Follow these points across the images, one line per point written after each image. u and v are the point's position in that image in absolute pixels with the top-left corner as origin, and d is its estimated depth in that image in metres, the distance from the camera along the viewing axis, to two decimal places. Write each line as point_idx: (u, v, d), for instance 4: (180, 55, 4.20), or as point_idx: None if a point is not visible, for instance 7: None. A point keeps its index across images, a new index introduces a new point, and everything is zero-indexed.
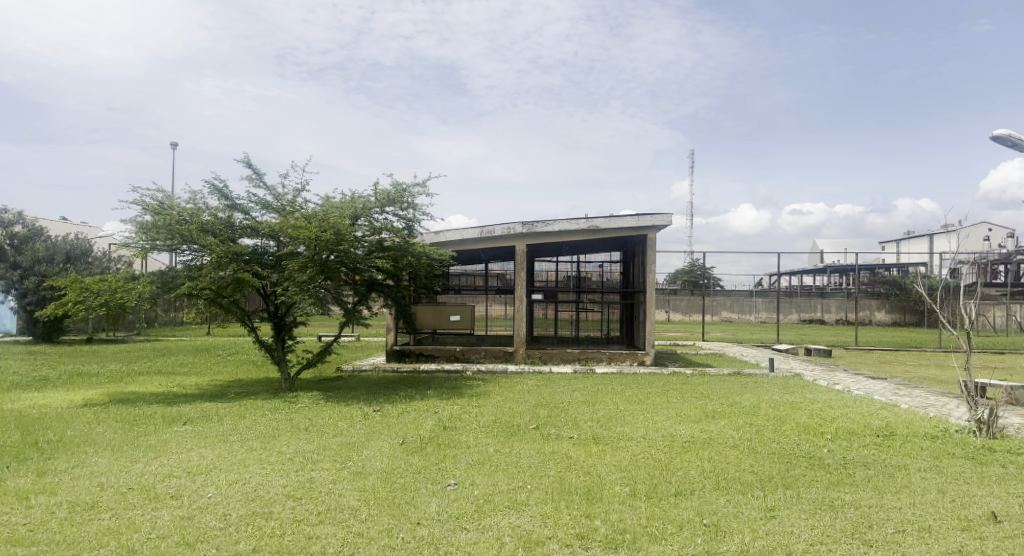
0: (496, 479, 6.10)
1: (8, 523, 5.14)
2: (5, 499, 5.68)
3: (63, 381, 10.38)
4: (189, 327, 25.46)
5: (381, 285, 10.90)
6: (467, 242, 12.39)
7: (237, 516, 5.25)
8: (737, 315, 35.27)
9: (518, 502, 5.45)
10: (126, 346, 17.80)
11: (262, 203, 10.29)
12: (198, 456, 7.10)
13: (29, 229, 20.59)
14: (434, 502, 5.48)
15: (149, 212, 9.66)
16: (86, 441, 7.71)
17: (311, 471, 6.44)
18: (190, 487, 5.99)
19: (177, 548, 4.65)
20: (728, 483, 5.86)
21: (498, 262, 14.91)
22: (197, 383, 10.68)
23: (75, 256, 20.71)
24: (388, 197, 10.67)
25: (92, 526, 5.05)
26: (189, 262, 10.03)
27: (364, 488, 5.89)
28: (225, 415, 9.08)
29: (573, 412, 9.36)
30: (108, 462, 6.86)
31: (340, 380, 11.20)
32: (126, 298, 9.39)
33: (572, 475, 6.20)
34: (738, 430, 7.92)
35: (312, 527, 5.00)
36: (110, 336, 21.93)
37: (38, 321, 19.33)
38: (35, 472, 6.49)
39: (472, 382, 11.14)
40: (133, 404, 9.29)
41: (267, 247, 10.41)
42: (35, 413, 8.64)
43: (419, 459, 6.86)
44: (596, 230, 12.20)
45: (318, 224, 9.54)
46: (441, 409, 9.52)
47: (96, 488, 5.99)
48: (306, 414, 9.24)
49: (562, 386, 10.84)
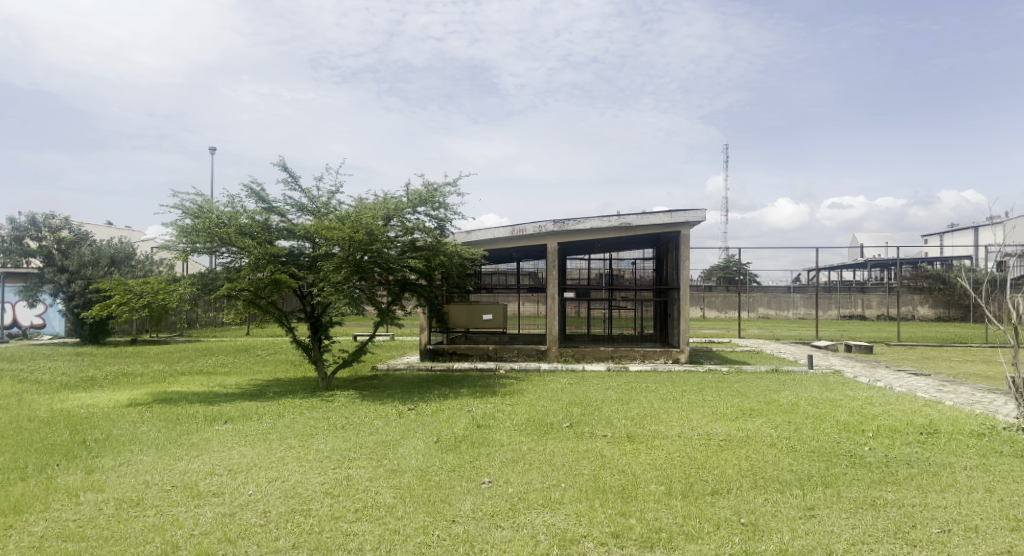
0: (529, 478, 6.12)
1: (59, 519, 5.40)
2: (56, 496, 5.98)
3: (110, 381, 10.77)
4: (228, 329, 26.26)
5: (414, 284, 11.06)
6: (499, 241, 12.30)
7: (277, 513, 5.39)
8: (774, 311, 34.78)
9: (553, 500, 5.46)
10: (169, 348, 18.28)
11: (298, 205, 10.47)
12: (238, 454, 7.34)
13: (76, 234, 21.50)
14: (469, 500, 5.53)
15: (188, 216, 9.92)
16: (131, 440, 8.05)
17: (348, 469, 6.59)
18: (231, 485, 6.17)
19: (220, 544, 4.80)
20: (766, 482, 5.75)
21: (530, 260, 14.69)
22: (237, 383, 10.97)
23: (119, 260, 21.57)
24: (420, 197, 10.78)
25: (138, 523, 5.25)
26: (228, 264, 10.23)
27: (399, 485, 5.98)
28: (264, 413, 9.37)
29: (607, 411, 9.34)
30: (153, 461, 7.13)
31: (375, 379, 11.32)
32: (168, 300, 9.62)
33: (607, 473, 6.18)
34: (776, 429, 7.75)
35: (349, 524, 5.10)
36: (153, 337, 22.65)
37: (87, 323, 20.21)
38: (85, 470, 6.82)
39: (505, 380, 11.14)
40: (175, 403, 9.59)
41: (303, 248, 10.61)
42: (84, 413, 9.01)
43: (454, 457, 6.95)
44: (627, 227, 11.99)
45: (350, 225, 9.75)
46: (474, 409, 9.65)
47: (141, 486, 6.22)
48: (343, 413, 9.46)
49: (595, 384, 10.77)
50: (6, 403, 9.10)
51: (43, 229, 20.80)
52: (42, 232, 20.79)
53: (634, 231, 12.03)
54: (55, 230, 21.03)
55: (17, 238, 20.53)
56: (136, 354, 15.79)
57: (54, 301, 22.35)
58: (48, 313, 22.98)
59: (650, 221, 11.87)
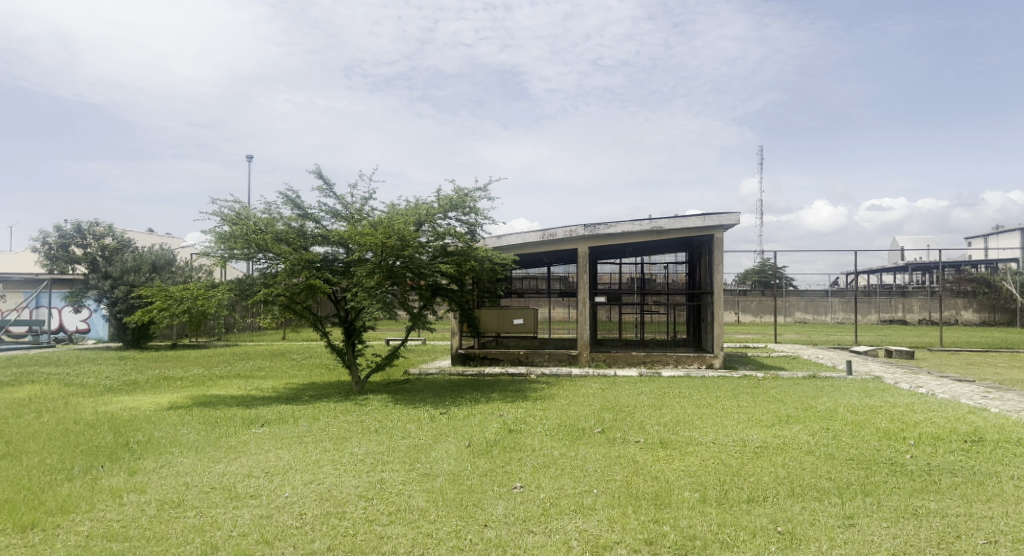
0: (562, 483, 6.09)
1: (104, 519, 5.55)
2: (101, 497, 6.16)
3: (152, 385, 11.02)
4: (264, 333, 26.64)
5: (446, 289, 11.13)
6: (530, 246, 12.24)
7: (313, 515, 5.46)
8: (812, 316, 34.15)
9: (585, 506, 5.43)
10: (208, 351, 18.65)
11: (333, 211, 10.62)
12: (275, 456, 7.47)
13: (119, 240, 22.15)
14: (501, 505, 5.53)
15: (226, 223, 10.12)
16: (172, 442, 8.25)
17: (381, 472, 6.64)
18: (268, 487, 6.27)
19: (257, 545, 4.87)
20: (803, 490, 5.63)
21: (560, 265, 14.64)
22: (274, 386, 11.12)
23: (160, 266, 22.00)
24: (451, 202, 10.83)
25: (178, 524, 5.36)
26: (265, 270, 10.42)
27: (431, 489, 6.01)
28: (300, 417, 9.51)
29: (640, 416, 9.26)
30: (193, 463, 7.30)
31: (407, 383, 11.39)
32: (207, 305, 9.80)
33: (640, 480, 6.12)
34: (814, 436, 7.58)
35: (383, 527, 5.14)
36: (192, 341, 23.14)
37: (129, 328, 20.75)
38: (128, 472, 7.01)
39: (536, 385, 11.11)
40: (213, 406, 9.78)
41: (337, 254, 10.76)
42: (126, 415, 9.25)
43: (486, 462, 6.95)
44: (660, 231, 11.85)
45: (383, 231, 9.87)
46: (506, 413, 9.67)
47: (181, 487, 6.38)
48: (377, 417, 9.56)
49: (628, 389, 10.68)
50: (53, 406, 9.39)
51: (87, 236, 21.66)
52: (87, 239, 21.68)
53: (667, 235, 11.90)
54: (99, 237, 21.77)
55: (63, 244, 21.58)
56: (177, 358, 16.18)
57: (97, 306, 22.97)
58: (91, 318, 23.82)
59: (683, 224, 11.73)
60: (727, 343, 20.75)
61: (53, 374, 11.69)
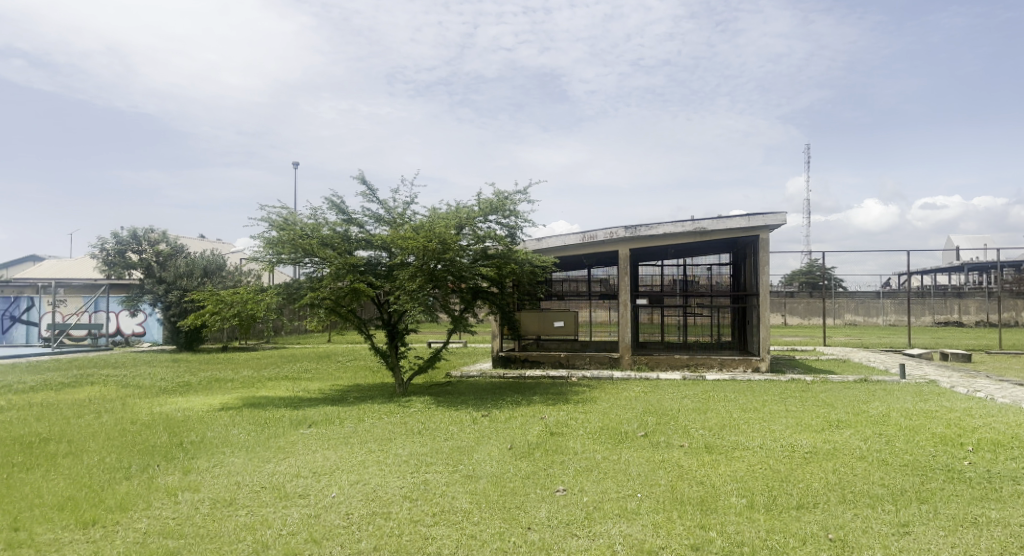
0: (605, 487, 6.04)
1: (160, 517, 5.72)
2: (157, 495, 6.35)
3: (204, 387, 11.33)
4: (310, 336, 27.19)
5: (486, 292, 11.21)
6: (570, 249, 12.22)
7: (359, 515, 5.54)
8: (862, 318, 33.37)
9: (629, 511, 5.38)
10: (258, 354, 19.14)
11: (376, 216, 10.81)
12: (322, 457, 7.60)
13: (173, 246, 22.79)
14: (544, 508, 5.52)
15: (274, 228, 10.37)
16: (224, 442, 8.47)
17: (425, 473, 6.70)
18: (315, 487, 6.38)
19: (306, 544, 4.96)
20: (855, 497, 5.47)
21: (600, 267, 14.55)
22: (320, 388, 11.32)
23: (211, 271, 22.64)
24: (491, 205, 10.89)
25: (230, 522, 5.49)
26: (311, 274, 10.65)
27: (474, 491, 6.03)
28: (345, 418, 9.66)
29: (684, 420, 9.15)
30: (243, 463, 7.48)
31: (449, 385, 11.47)
32: (256, 309, 10.06)
33: (684, 484, 6.03)
34: (865, 441, 7.38)
35: (427, 528, 5.17)
36: (242, 344, 23.76)
37: (183, 331, 21.35)
38: (182, 471, 7.21)
39: (578, 388, 11.08)
40: (263, 407, 10.00)
41: (380, 258, 10.91)
42: (181, 416, 9.53)
43: (528, 464, 6.94)
44: (703, 232, 11.70)
45: (424, 235, 9.98)
46: (547, 416, 9.66)
47: (233, 486, 6.55)
48: (420, 418, 9.65)
49: (671, 393, 10.57)
50: (111, 407, 9.73)
51: (143, 242, 22.20)
52: (142, 245, 22.18)
53: (710, 236, 11.74)
54: (154, 243, 22.36)
55: (121, 251, 21.98)
56: (228, 360, 16.63)
57: (153, 311, 23.65)
58: (147, 322, 24.00)
59: (727, 225, 11.57)
60: (773, 346, 20.35)
61: (112, 375, 12.14)
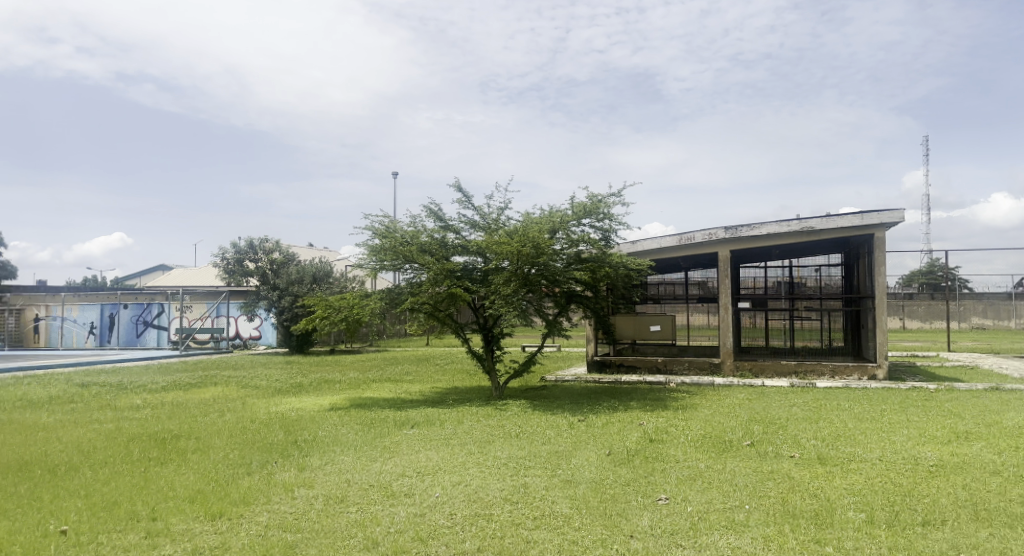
0: (710, 497, 5.82)
1: (279, 511, 6.01)
2: (276, 490, 6.69)
3: (315, 387, 11.92)
4: (409, 339, 28.08)
5: (580, 296, 11.17)
6: (666, 251, 11.97)
7: (462, 515, 5.60)
8: (992, 321, 31.05)
9: (737, 523, 5.13)
10: (364, 356, 20.06)
11: (471, 222, 11.05)
12: (424, 457, 7.77)
13: (286, 255, 24.02)
14: (646, 516, 5.38)
15: (377, 236, 10.80)
16: (334, 441, 8.84)
17: (525, 477, 6.70)
18: (420, 486, 6.52)
19: (413, 542, 5.04)
20: (991, 516, 4.99)
21: (698, 269, 14.15)
22: (421, 390, 11.62)
23: (321, 277, 23.61)
24: (585, 208, 10.83)
25: (343, 518, 5.69)
26: (411, 279, 10.99)
27: (575, 496, 5.97)
28: (446, 420, 9.87)
29: (793, 429, 8.71)
30: (352, 461, 7.77)
31: (545, 389, 11.49)
32: (361, 313, 10.51)
33: (796, 497, 5.71)
34: (1001, 455, 6.74)
35: (529, 531, 5.15)
36: (348, 347, 24.87)
37: (294, 335, 22.58)
38: (297, 468, 7.58)
39: (678, 394, 10.80)
40: (368, 408, 10.37)
41: (476, 263, 11.08)
42: (295, 415, 10.05)
43: (628, 471, 6.81)
44: (811, 232, 11.15)
45: (518, 240, 10.06)
46: (646, 422, 9.47)
47: (344, 483, 6.80)
48: (517, 422, 9.71)
49: (778, 400, 10.10)
50: (233, 405, 10.39)
51: (259, 251, 23.72)
52: (259, 254, 23.71)
53: (819, 236, 11.18)
54: (269, 252, 23.78)
55: (240, 260, 23.65)
56: (336, 362, 17.43)
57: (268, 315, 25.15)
58: (263, 326, 25.93)
59: (838, 223, 10.96)
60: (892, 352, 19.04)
61: (233, 376, 13.02)
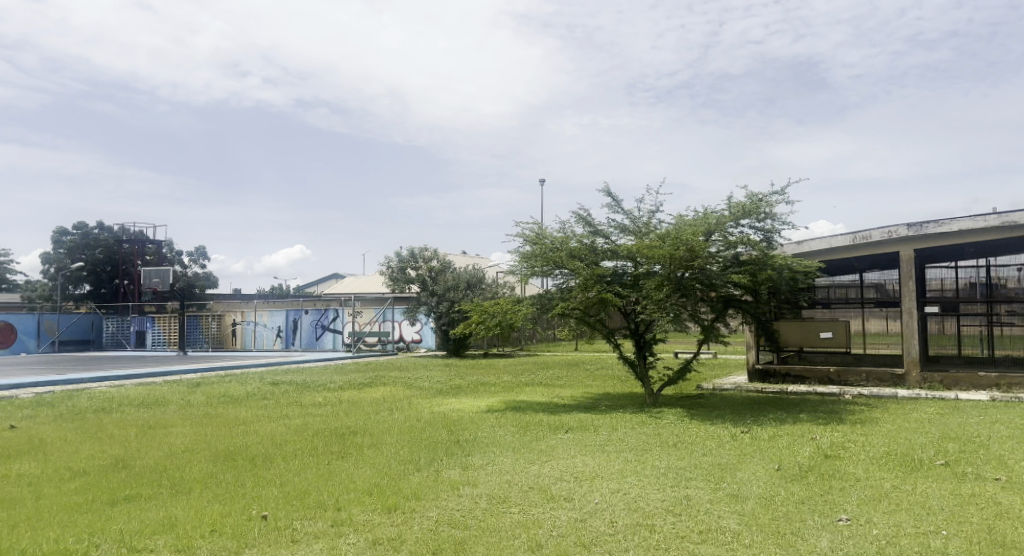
0: (900, 520, 5.18)
1: (448, 508, 6.18)
2: (443, 487, 6.91)
3: (472, 389, 12.38)
4: (559, 343, 28.77)
5: (739, 300, 10.62)
6: (836, 250, 11.20)
7: (624, 523, 5.40)
8: None
9: (935, 549, 4.44)
10: (520, 360, 20.67)
11: (621, 226, 10.88)
12: (582, 463, 7.70)
13: (443, 262, 25.24)
14: (825, 536, 4.84)
15: (528, 243, 11.01)
16: (492, 442, 9.04)
17: (687, 488, 6.41)
18: (580, 491, 6.46)
19: (578, 548, 4.72)
20: None
21: (875, 270, 13.12)
22: (573, 395, 11.64)
23: (474, 284, 24.85)
24: (744, 208, 10.30)
25: (507, 518, 5.72)
26: (560, 285, 11.02)
27: (743, 511, 5.58)
28: (600, 425, 9.79)
29: (998, 449, 7.64)
30: (511, 463, 7.90)
31: (702, 397, 11.07)
32: (513, 318, 10.73)
33: (1006, 525, 4.91)
34: None
35: (693, 545, 4.76)
36: (500, 352, 25.80)
37: (451, 339, 23.86)
38: (461, 466, 7.83)
39: (854, 406, 9.94)
40: (523, 411, 10.55)
41: (626, 268, 10.87)
42: (456, 415, 10.46)
43: (801, 488, 6.30)
44: (1015, 227, 9.87)
45: (671, 243, 9.78)
46: (819, 436, 8.79)
47: (507, 484, 6.90)
48: (675, 430, 9.40)
49: (978, 417, 8.95)
50: (400, 405, 11.02)
51: (419, 260, 24.96)
52: (418, 262, 24.97)
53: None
54: (428, 261, 25.05)
55: (402, 267, 25.01)
56: (490, 365, 18.00)
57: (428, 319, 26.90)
58: (424, 330, 28.09)
59: None
60: None
61: (397, 377, 13.87)
